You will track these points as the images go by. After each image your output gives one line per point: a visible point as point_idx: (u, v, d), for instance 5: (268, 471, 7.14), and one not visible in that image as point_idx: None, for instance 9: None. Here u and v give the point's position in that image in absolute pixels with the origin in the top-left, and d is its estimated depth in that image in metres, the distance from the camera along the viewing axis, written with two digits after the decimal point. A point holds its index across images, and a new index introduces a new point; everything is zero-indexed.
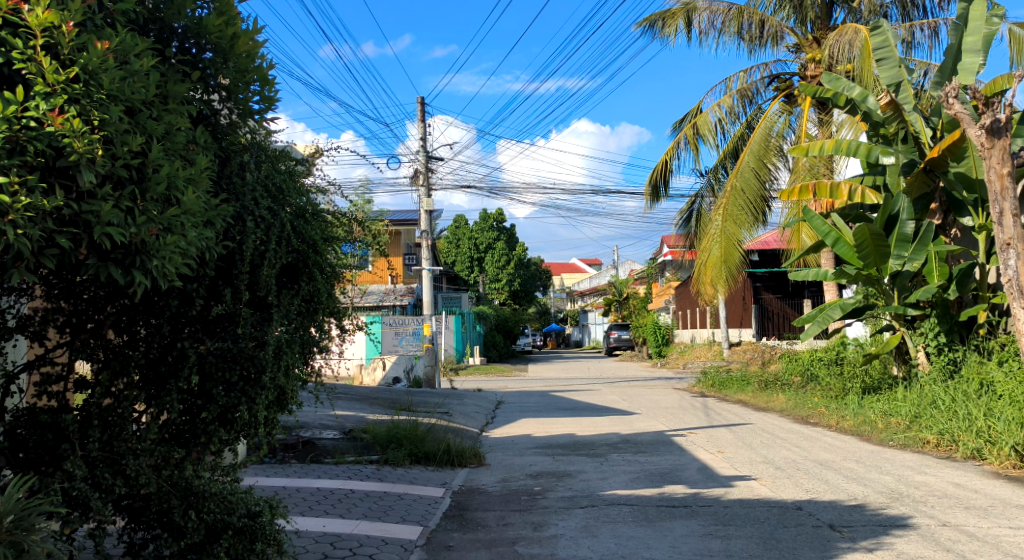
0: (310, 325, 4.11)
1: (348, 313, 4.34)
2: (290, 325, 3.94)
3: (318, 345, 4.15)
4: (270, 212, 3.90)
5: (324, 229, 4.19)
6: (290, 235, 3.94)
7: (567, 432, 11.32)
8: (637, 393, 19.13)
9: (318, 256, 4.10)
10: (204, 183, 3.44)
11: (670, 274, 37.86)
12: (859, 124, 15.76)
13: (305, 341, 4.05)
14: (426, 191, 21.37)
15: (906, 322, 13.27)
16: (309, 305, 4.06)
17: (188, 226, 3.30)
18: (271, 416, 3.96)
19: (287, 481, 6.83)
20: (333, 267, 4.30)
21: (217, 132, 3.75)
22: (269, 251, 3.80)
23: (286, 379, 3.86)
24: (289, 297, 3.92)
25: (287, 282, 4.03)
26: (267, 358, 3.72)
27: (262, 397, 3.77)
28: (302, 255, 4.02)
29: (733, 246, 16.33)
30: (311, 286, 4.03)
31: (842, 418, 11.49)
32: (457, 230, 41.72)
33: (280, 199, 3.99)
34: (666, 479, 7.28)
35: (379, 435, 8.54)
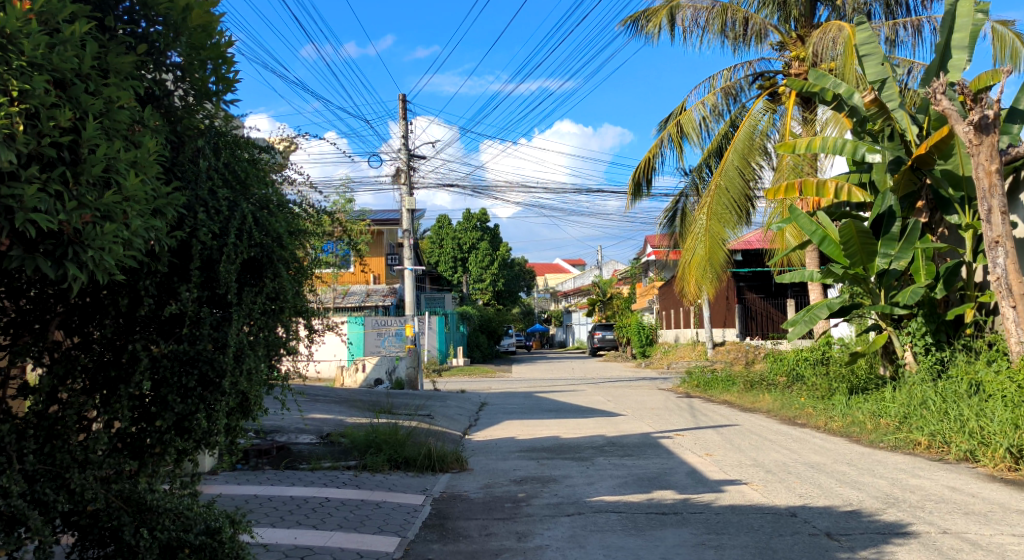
0: (277, 326, 3.81)
1: (317, 312, 4.02)
2: (253, 326, 3.66)
3: (286, 346, 3.85)
4: (232, 203, 3.63)
5: (292, 222, 3.88)
6: (252, 228, 3.63)
7: (551, 434, 11.06)
8: (622, 393, 18.91)
9: (284, 250, 3.77)
10: (152, 168, 3.15)
11: (654, 274, 37.76)
12: (845, 122, 15.61)
13: (271, 342, 3.75)
14: (407, 190, 21.08)
15: (893, 322, 13.04)
16: (274, 305, 3.75)
17: (131, 214, 3.03)
18: (235, 424, 3.69)
19: (258, 489, 6.53)
20: (303, 263, 4.00)
21: (171, 114, 3.52)
22: (228, 245, 3.51)
23: (250, 385, 3.59)
24: (251, 296, 3.62)
25: (251, 279, 3.73)
26: (227, 362, 3.46)
27: (222, 403, 3.51)
28: (267, 250, 3.68)
29: (718, 245, 16.14)
30: (277, 284, 3.71)
31: (830, 418, 11.30)
32: (440, 230, 41.40)
33: (243, 189, 3.73)
34: (655, 484, 7.03)
35: (357, 439, 8.23)
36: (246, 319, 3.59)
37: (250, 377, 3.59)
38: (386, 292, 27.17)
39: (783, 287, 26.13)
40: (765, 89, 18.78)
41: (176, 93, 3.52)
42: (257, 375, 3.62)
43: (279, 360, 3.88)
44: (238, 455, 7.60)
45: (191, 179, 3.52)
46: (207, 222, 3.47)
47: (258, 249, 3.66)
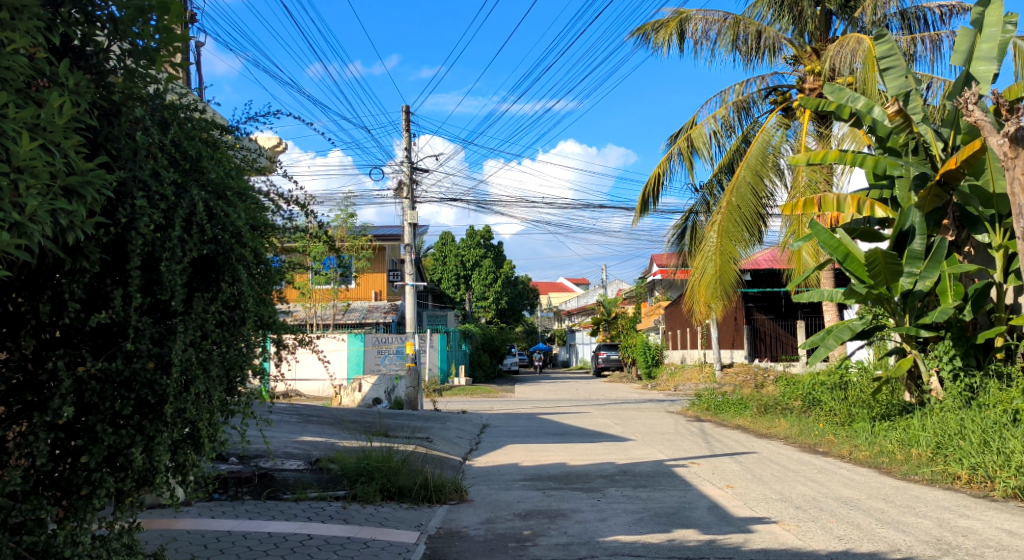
0: (237, 341, 3.35)
1: (286, 326, 3.62)
2: (204, 341, 3.19)
3: (249, 365, 3.38)
4: (180, 189, 3.24)
5: (257, 218, 3.47)
6: (204, 222, 3.19)
7: (558, 461, 10.36)
8: (630, 416, 18.18)
9: (244, 247, 3.33)
10: (66, 142, 2.83)
11: (661, 293, 37.14)
12: (864, 137, 15.04)
13: (230, 362, 3.30)
14: (410, 203, 20.50)
15: (918, 345, 12.38)
16: (233, 314, 3.30)
17: (24, 189, 2.66)
18: (187, 461, 3.25)
19: (235, 524, 5.92)
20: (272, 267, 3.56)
21: (101, 80, 3.25)
22: (170, 238, 3.09)
23: (196, 414, 3.16)
24: (203, 304, 3.17)
25: (204, 284, 3.29)
26: (169, 386, 3.01)
27: (162, 437, 3.07)
28: (222, 245, 3.24)
29: (728, 264, 15.51)
30: (236, 288, 3.26)
31: (853, 447, 10.62)
32: (444, 247, 40.73)
33: (198, 173, 3.37)
34: (674, 522, 6.33)
35: (347, 467, 7.55)
36: (195, 333, 3.13)
37: (199, 403, 3.16)
38: (387, 310, 26.59)
39: (793, 309, 25.67)
40: (778, 103, 18.23)
41: (115, 57, 3.28)
42: (207, 398, 3.19)
43: (241, 382, 3.42)
44: (216, 483, 6.95)
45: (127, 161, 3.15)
46: (144, 212, 3.05)
47: (212, 246, 3.22)
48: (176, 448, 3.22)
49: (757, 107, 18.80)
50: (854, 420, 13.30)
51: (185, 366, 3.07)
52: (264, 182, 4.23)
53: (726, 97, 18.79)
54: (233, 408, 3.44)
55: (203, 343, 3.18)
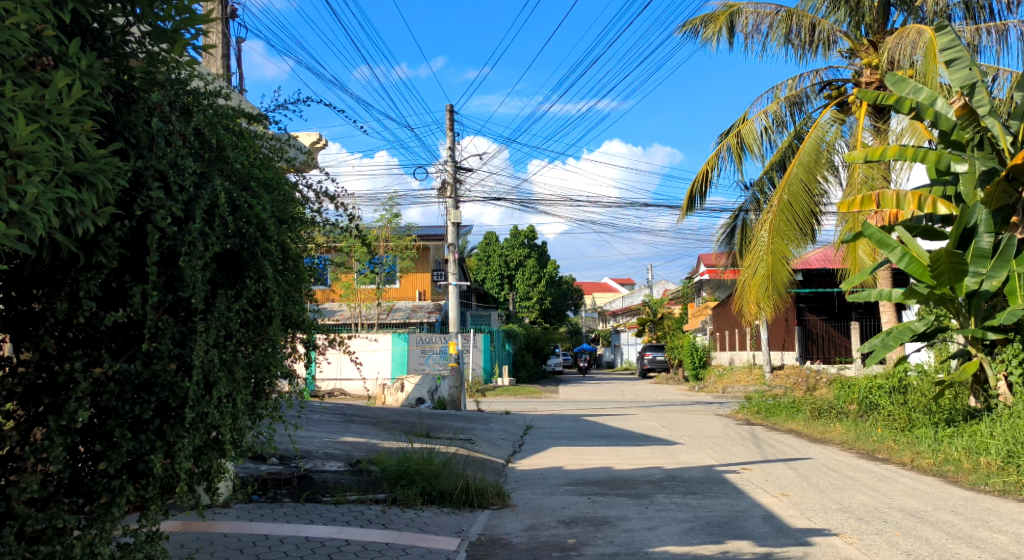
0: (263, 339, 3.29)
1: (316, 325, 3.65)
2: (227, 341, 3.10)
3: (275, 366, 3.31)
4: (202, 181, 3.15)
5: (286, 213, 3.42)
6: (227, 215, 3.12)
7: (604, 465, 10.07)
8: (678, 419, 17.77)
9: (270, 242, 3.25)
10: (74, 126, 2.74)
11: (708, 293, 36.54)
12: (923, 132, 14.47)
13: (255, 364, 3.24)
14: (453, 202, 20.37)
15: (984, 348, 11.86)
16: (259, 313, 3.26)
17: (24, 175, 2.54)
18: (210, 466, 3.19)
19: (272, 527, 5.76)
20: (301, 267, 3.52)
21: (120, 65, 3.19)
22: (191, 232, 2.98)
23: (219, 418, 3.05)
24: (226, 302, 3.10)
25: (228, 279, 3.23)
26: (190, 389, 2.91)
27: (183, 443, 2.96)
28: (246, 239, 3.17)
29: (780, 263, 15.03)
30: (262, 285, 3.20)
31: (916, 454, 10.14)
32: (488, 247, 40.61)
33: (227, 164, 3.27)
34: (727, 532, 6.00)
35: (388, 468, 7.33)
36: (218, 333, 3.03)
37: (222, 408, 3.06)
38: (431, 309, 26.52)
39: (847, 310, 24.87)
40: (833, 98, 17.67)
41: (135, 39, 3.22)
42: (231, 401, 3.11)
43: (269, 384, 3.35)
44: (255, 485, 6.83)
45: (146, 152, 3.06)
46: (163, 205, 2.96)
47: (236, 240, 3.16)
48: (199, 454, 3.16)
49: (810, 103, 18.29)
50: (916, 426, 12.79)
51: (206, 368, 2.97)
52: (307, 179, 4.16)
53: (778, 93, 18.30)
54: (261, 414, 3.38)
55: (227, 343, 3.09)
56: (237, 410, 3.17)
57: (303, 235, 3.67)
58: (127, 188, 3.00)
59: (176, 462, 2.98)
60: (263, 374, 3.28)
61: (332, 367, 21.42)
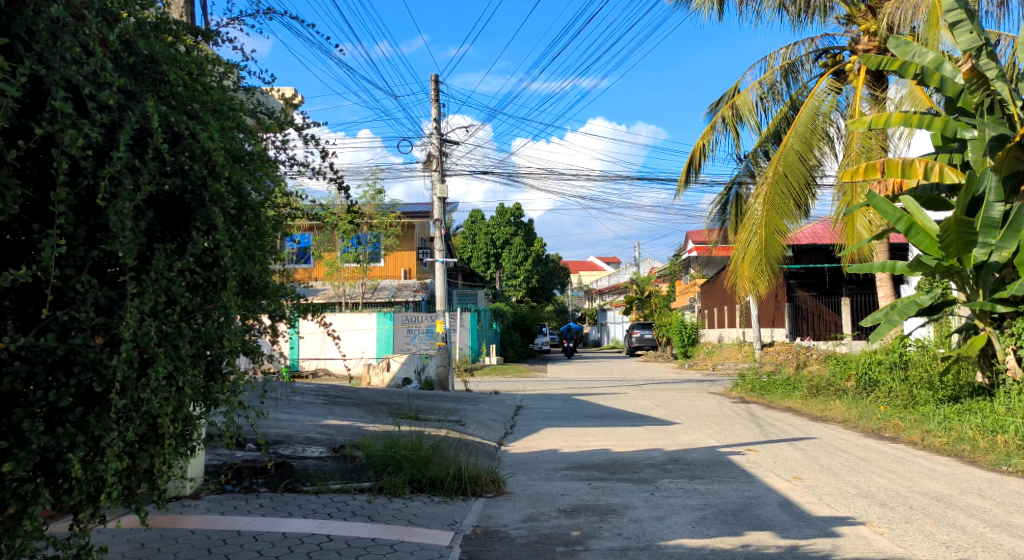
0: (210, 311, 2.97)
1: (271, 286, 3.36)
2: (162, 316, 2.81)
3: (225, 339, 3.01)
4: (127, 101, 2.89)
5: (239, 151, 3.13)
6: (163, 155, 2.84)
7: (601, 447, 9.59)
8: (671, 397, 17.31)
9: (215, 182, 2.98)
10: None
11: (695, 271, 36.14)
12: (924, 99, 13.98)
13: (205, 335, 2.95)
14: (439, 176, 19.74)
15: (992, 321, 11.47)
16: (209, 274, 2.96)
17: None
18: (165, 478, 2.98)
19: (247, 521, 5.22)
20: (259, 222, 3.26)
21: None
22: (117, 159, 2.69)
23: (155, 408, 2.77)
24: (164, 256, 2.81)
25: (169, 230, 2.96)
26: (116, 369, 2.61)
27: (112, 436, 2.68)
28: (188, 180, 2.94)
29: (774, 238, 14.55)
30: (212, 239, 2.95)
31: (925, 433, 9.73)
32: (473, 225, 40.02)
33: (167, 87, 3.04)
34: (744, 522, 5.50)
35: (374, 454, 6.81)
36: (154, 302, 2.76)
37: (161, 393, 2.79)
38: (416, 288, 25.94)
39: (837, 285, 24.52)
40: (828, 66, 17.16)
41: None
42: (174, 382, 2.85)
43: (223, 365, 3.11)
44: (230, 473, 6.26)
45: (47, 54, 2.69)
46: (77, 128, 2.64)
47: (176, 179, 2.91)
48: (137, 451, 2.84)
49: (805, 72, 17.75)
50: (918, 403, 12.39)
51: (139, 343, 2.70)
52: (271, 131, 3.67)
53: (771, 61, 17.72)
54: (214, 400, 3.16)
55: (166, 313, 2.82)
56: (183, 397, 2.92)
57: (269, 183, 3.38)
58: (25, 99, 2.70)
59: (104, 458, 2.69)
60: (219, 349, 3.06)
61: (314, 345, 21.23)
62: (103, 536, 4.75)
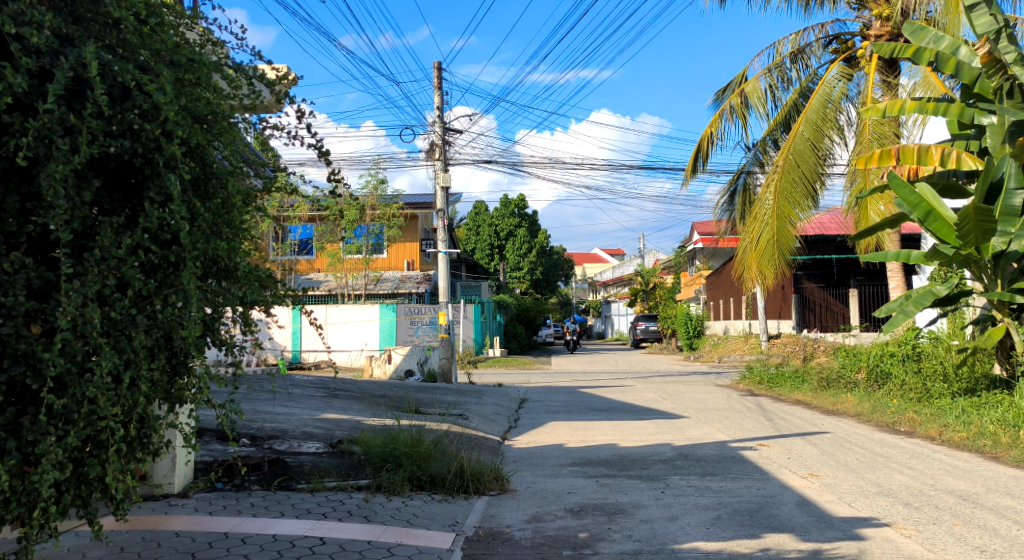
0: (163, 295, 2.93)
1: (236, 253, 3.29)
2: (108, 301, 2.80)
3: (187, 326, 2.91)
4: (62, 47, 2.86)
5: (200, 110, 3.14)
6: (103, 123, 2.82)
7: (608, 441, 9.30)
8: (678, 390, 16.97)
9: (168, 142, 2.94)
10: None
11: (701, 262, 35.76)
12: (938, 85, 13.60)
13: (161, 325, 2.90)
14: (442, 165, 19.44)
15: (1011, 312, 11.12)
16: (164, 253, 2.91)
17: None
18: (123, 493, 2.97)
19: (237, 523, 4.94)
20: (229, 195, 3.25)
21: None
22: (48, 114, 2.70)
23: (102, 413, 2.74)
24: (115, 237, 2.81)
25: (120, 201, 3.00)
26: (54, 364, 2.63)
27: (50, 442, 2.66)
28: (139, 143, 2.93)
29: (786, 228, 14.19)
30: (167, 211, 2.89)
31: (943, 427, 9.40)
32: (477, 217, 39.65)
33: (114, 32, 3.00)
34: (761, 523, 5.20)
35: (373, 451, 6.52)
36: (100, 288, 2.75)
37: (107, 394, 2.74)
38: (419, 279, 25.63)
39: (845, 277, 24.17)
40: (839, 53, 16.79)
41: None
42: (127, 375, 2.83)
43: (186, 358, 3.07)
44: (221, 470, 5.98)
45: None
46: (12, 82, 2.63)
47: (125, 141, 2.91)
48: (83, 458, 2.84)
49: (815, 58, 17.35)
50: (933, 396, 12.06)
51: (80, 333, 2.71)
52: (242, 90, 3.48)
53: (781, 48, 17.34)
54: (180, 398, 3.10)
55: (115, 299, 2.81)
56: (135, 398, 2.90)
57: (239, 145, 3.37)
58: None
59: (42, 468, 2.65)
60: (183, 342, 2.97)
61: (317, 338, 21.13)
62: (79, 543, 4.47)
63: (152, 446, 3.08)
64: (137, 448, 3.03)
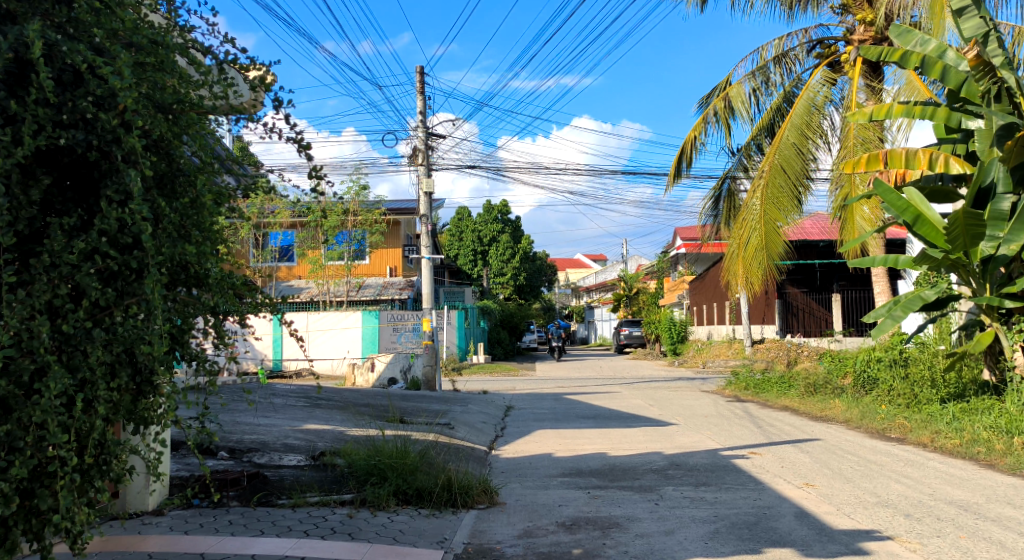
0: (121, 310, 2.86)
1: (207, 257, 3.20)
2: (60, 311, 2.76)
3: (151, 339, 2.86)
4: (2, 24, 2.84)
5: (162, 100, 3.09)
6: (50, 118, 2.78)
7: (597, 450, 9.12)
8: (664, 397, 16.82)
9: (124, 142, 2.87)
10: None
11: (684, 267, 35.77)
12: (922, 90, 13.54)
13: (123, 338, 2.84)
14: (426, 170, 19.24)
15: (999, 317, 11.06)
16: (124, 260, 2.85)
17: None
18: (79, 527, 2.86)
19: (214, 542, 4.71)
20: (198, 194, 3.18)
21: None
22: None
23: (49, 438, 2.68)
24: (66, 245, 2.76)
25: (73, 201, 2.98)
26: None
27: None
28: (94, 135, 2.88)
29: (773, 233, 14.09)
30: (127, 210, 2.80)
31: (934, 434, 9.30)
32: (460, 223, 39.44)
33: (63, 9, 2.98)
34: (760, 537, 5.03)
35: (356, 463, 6.31)
36: (51, 298, 2.73)
37: (55, 416, 2.68)
38: (402, 286, 25.39)
39: (828, 282, 24.26)
40: (823, 58, 16.76)
41: None
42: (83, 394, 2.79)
43: (154, 374, 2.96)
44: (198, 486, 5.76)
45: None
46: None
47: (77, 132, 2.86)
48: (33, 487, 2.78)
49: (799, 63, 17.32)
50: (920, 402, 11.97)
51: (27, 350, 2.67)
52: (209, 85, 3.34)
53: (764, 52, 17.30)
54: (145, 418, 3.06)
55: (68, 310, 2.77)
56: (91, 422, 2.84)
57: (206, 140, 3.30)
58: None
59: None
60: (148, 359, 2.90)
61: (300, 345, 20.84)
62: None
63: (113, 472, 3.04)
64: (95, 476, 2.99)
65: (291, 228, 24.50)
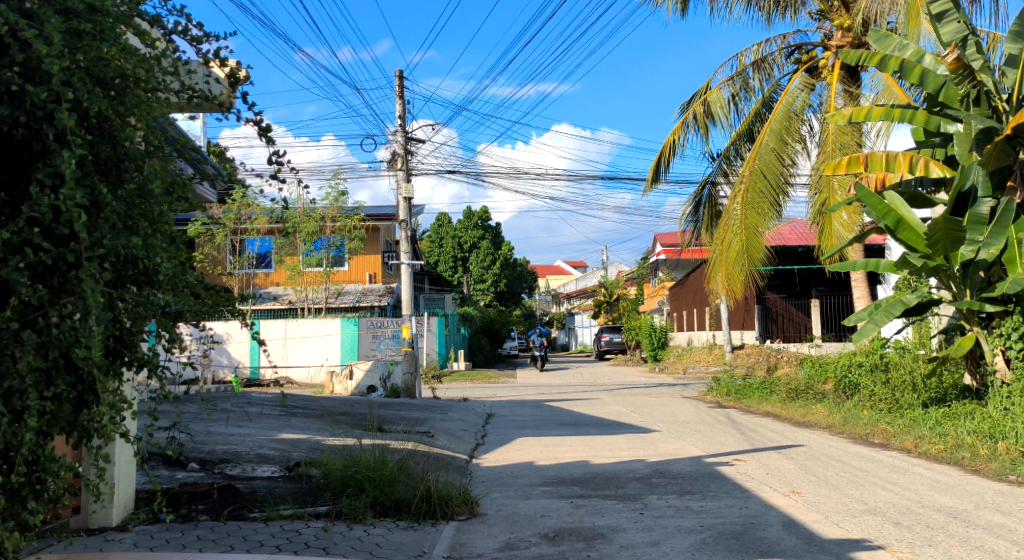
0: (56, 311, 2.79)
1: (154, 248, 3.07)
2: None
3: (88, 348, 2.72)
4: None
5: (105, 74, 3.07)
6: None
7: (579, 458, 8.97)
8: (645, 403, 16.68)
9: (54, 124, 2.92)
10: None
11: (664, 274, 35.77)
12: (901, 95, 13.50)
13: (56, 342, 2.75)
14: (404, 176, 19.06)
15: (980, 321, 11.03)
16: (55, 255, 2.79)
17: None
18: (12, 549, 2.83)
19: None
20: (145, 179, 3.12)
21: None
22: None
23: None
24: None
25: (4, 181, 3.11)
26: None
27: None
28: (21, 111, 2.91)
29: (753, 237, 14.04)
30: (57, 202, 2.76)
31: (919, 439, 9.23)
32: (440, 229, 39.24)
33: None
34: (748, 547, 4.90)
35: (332, 474, 6.11)
36: None
37: None
38: (381, 293, 25.17)
39: (807, 287, 24.33)
40: (802, 64, 16.77)
41: None
42: (12, 404, 2.75)
43: (98, 382, 2.84)
44: (167, 499, 5.56)
45: None
46: None
47: (7, 110, 2.91)
48: None
49: (778, 69, 17.33)
50: (902, 407, 11.92)
51: None
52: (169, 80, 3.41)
53: (743, 58, 17.29)
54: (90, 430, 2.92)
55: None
56: (20, 435, 2.77)
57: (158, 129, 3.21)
58: None
59: None
60: (87, 366, 2.80)
61: (277, 354, 20.53)
62: None
63: (49, 493, 2.98)
64: (28, 497, 2.92)
65: (268, 234, 24.25)
